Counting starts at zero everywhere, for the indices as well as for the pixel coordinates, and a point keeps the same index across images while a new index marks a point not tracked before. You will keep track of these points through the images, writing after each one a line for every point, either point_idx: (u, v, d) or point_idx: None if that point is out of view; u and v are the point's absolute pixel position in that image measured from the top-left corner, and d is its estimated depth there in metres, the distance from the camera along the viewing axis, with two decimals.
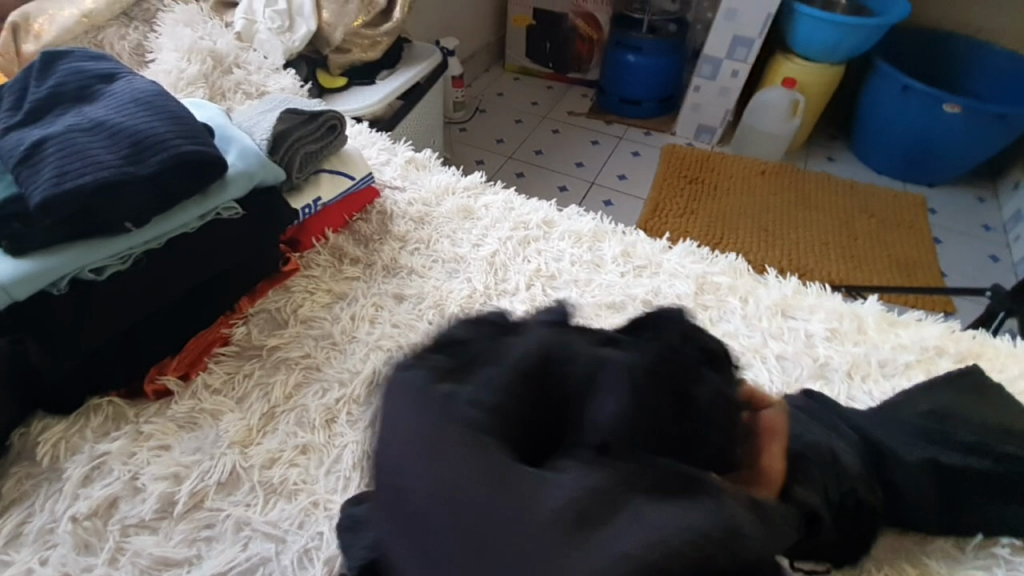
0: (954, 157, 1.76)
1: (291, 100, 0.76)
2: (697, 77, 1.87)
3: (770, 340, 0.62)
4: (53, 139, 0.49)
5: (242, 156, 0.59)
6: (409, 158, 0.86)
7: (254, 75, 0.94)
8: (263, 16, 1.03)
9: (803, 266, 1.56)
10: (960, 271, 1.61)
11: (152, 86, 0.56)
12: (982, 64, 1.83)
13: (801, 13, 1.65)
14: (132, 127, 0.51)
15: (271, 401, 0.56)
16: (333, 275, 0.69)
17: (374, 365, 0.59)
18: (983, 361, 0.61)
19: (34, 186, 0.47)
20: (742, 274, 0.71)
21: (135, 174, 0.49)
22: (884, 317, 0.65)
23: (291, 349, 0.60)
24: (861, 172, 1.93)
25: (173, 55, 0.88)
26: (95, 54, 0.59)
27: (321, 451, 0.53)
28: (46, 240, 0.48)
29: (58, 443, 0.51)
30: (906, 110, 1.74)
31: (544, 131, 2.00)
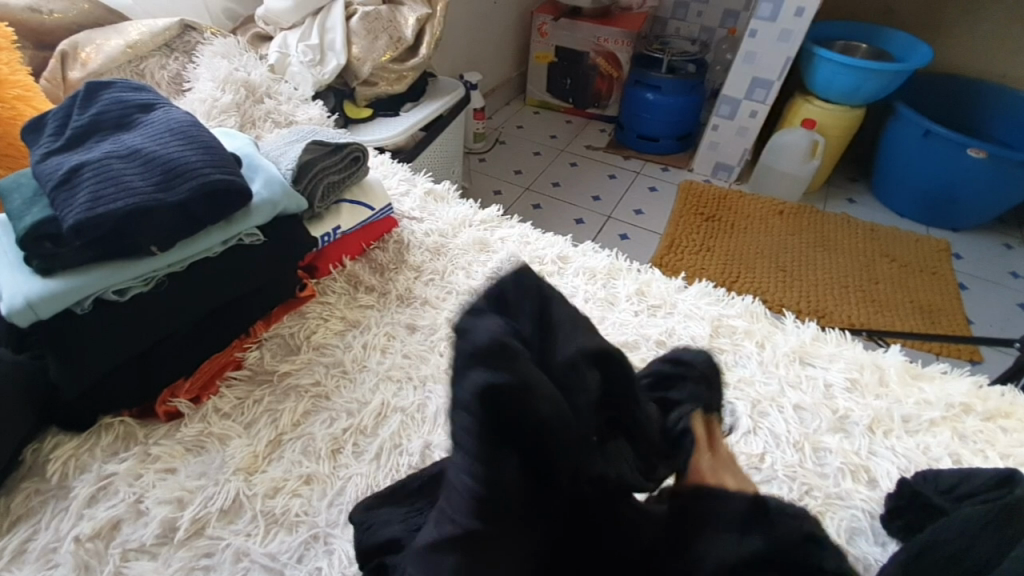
0: (978, 203, 1.74)
1: (319, 131, 0.78)
2: (715, 116, 1.89)
3: (788, 389, 0.61)
4: (90, 165, 0.51)
5: (267, 183, 0.61)
6: (428, 190, 0.88)
7: (284, 105, 0.98)
8: (296, 50, 1.08)
9: (821, 308, 1.54)
10: (986, 320, 1.57)
11: (187, 117, 0.58)
12: (1007, 111, 1.82)
13: (821, 56, 1.67)
14: (165, 156, 0.53)
15: (279, 428, 0.56)
16: (348, 303, 0.69)
17: (384, 397, 0.59)
18: (1012, 421, 0.58)
19: (67, 209, 0.48)
20: (759, 318, 0.70)
21: (164, 200, 0.51)
22: (906, 370, 0.64)
23: (302, 376, 0.61)
24: (882, 215, 1.91)
25: (209, 84, 0.92)
26: (136, 85, 0.62)
27: (324, 482, 0.53)
28: (75, 261, 0.50)
29: (68, 461, 0.51)
30: (928, 154, 1.73)
31: (562, 164, 2.02)
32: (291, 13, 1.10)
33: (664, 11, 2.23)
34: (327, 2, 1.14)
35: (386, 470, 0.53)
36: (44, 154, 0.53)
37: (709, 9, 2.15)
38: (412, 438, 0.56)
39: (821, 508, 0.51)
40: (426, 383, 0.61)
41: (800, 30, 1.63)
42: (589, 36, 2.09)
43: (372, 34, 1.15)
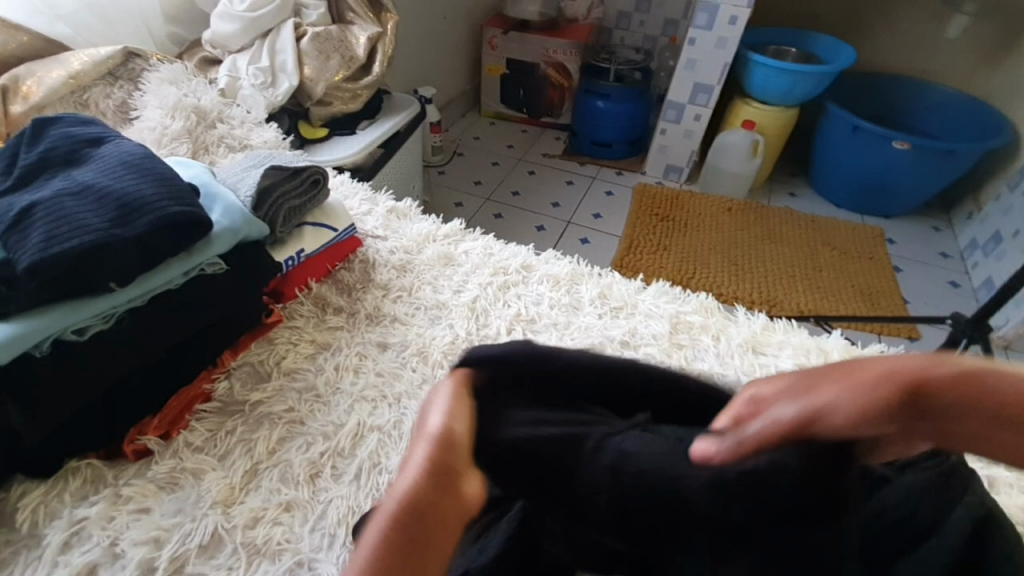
0: (905, 190, 1.87)
1: (276, 156, 0.78)
2: (662, 120, 1.96)
3: (744, 378, 0.65)
4: (41, 204, 0.50)
5: (226, 212, 0.61)
6: (390, 207, 0.89)
7: (237, 129, 0.97)
8: (247, 73, 1.07)
9: (773, 298, 1.62)
10: (923, 299, 1.69)
11: (141, 149, 0.58)
12: (924, 105, 1.98)
13: (755, 61, 1.76)
14: (120, 190, 0.52)
15: (254, 457, 0.56)
16: (316, 325, 0.70)
17: (359, 417, 0.60)
18: None
19: (21, 251, 0.47)
20: (713, 312, 0.74)
21: (123, 235, 0.50)
22: (849, 351, 0.69)
23: (274, 404, 0.60)
24: (822, 206, 2.03)
25: (157, 112, 0.90)
26: (84, 118, 0.61)
27: (305, 508, 0.53)
28: (29, 303, 0.48)
29: (36, 509, 0.50)
30: (859, 148, 1.85)
31: (519, 173, 2.06)
32: (240, 36, 1.09)
33: (608, 22, 2.31)
34: (275, 25, 1.13)
35: (366, 490, 0.54)
36: None
37: (650, 18, 2.24)
38: (391, 456, 0.57)
39: None
40: (401, 399, 0.62)
41: (735, 37, 1.72)
42: (538, 47, 2.13)
43: (323, 55, 1.15)
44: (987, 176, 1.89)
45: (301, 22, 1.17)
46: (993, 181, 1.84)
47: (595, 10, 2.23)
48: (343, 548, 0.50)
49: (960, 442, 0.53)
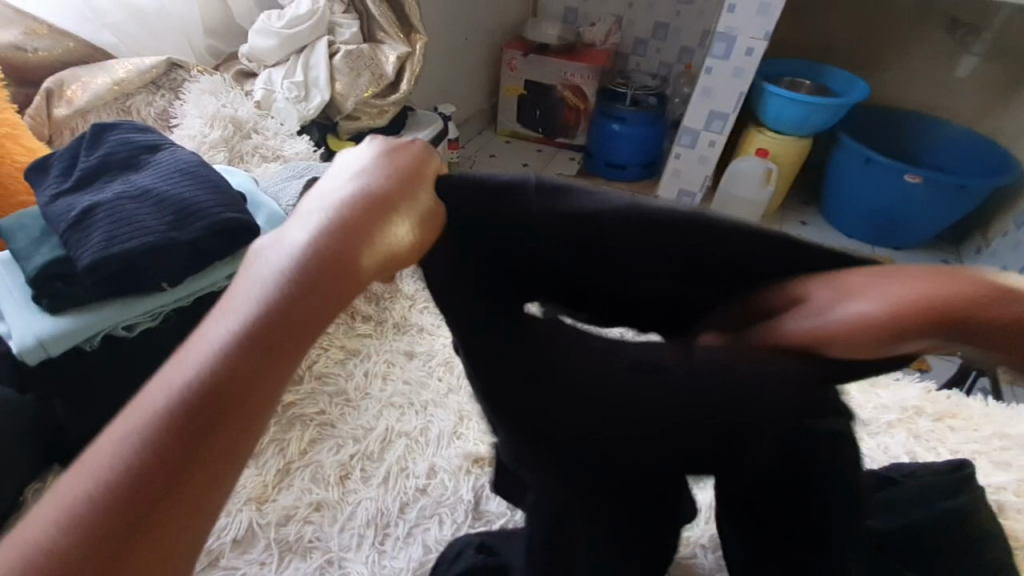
0: (915, 223, 1.89)
1: (313, 167, 0.81)
2: (677, 145, 1.99)
3: None
4: (102, 206, 0.52)
5: (270, 221, 0.63)
6: None
7: (271, 140, 1.01)
8: (281, 87, 1.11)
9: None
10: None
11: (195, 158, 0.61)
12: (935, 140, 2.01)
13: (771, 92, 1.80)
14: (175, 195, 0.55)
15: (286, 457, 0.57)
16: (346, 332, 0.71)
17: (388, 422, 0.62)
18: (957, 420, 0.66)
19: (83, 249, 0.50)
20: None
21: (179, 239, 0.53)
22: (866, 378, 0.70)
23: (306, 406, 0.62)
24: (832, 235, 2.05)
25: (197, 121, 0.94)
26: (141, 125, 0.64)
27: (334, 508, 0.54)
28: (85, 299, 0.51)
29: None
30: (871, 180, 1.87)
31: None
32: (275, 51, 1.13)
33: (625, 48, 2.36)
34: (311, 41, 1.17)
35: (394, 493, 0.56)
36: (54, 196, 0.54)
37: (666, 46, 2.30)
38: (418, 461, 0.59)
39: None
40: (427, 407, 0.64)
41: (751, 67, 1.75)
42: (557, 70, 2.19)
43: (354, 71, 1.19)
44: (997, 212, 1.91)
45: (335, 39, 1.21)
46: (1002, 218, 1.86)
47: (613, 36, 2.28)
48: (372, 548, 0.52)
49: (974, 468, 0.55)
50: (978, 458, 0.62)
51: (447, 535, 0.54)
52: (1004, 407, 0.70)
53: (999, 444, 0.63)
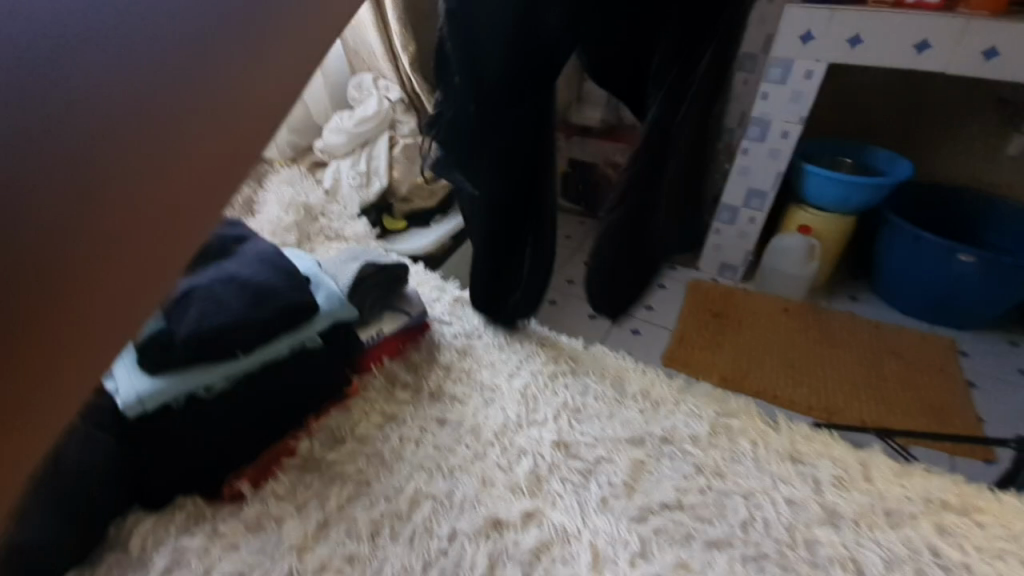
0: (975, 304, 1.81)
1: (367, 249, 0.93)
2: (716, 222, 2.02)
3: (780, 484, 0.69)
4: (198, 288, 0.63)
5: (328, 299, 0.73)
6: (456, 296, 1.01)
7: (335, 222, 1.16)
8: (348, 175, 1.29)
9: (831, 404, 1.58)
10: (1000, 417, 1.60)
11: (272, 247, 0.73)
12: (992, 216, 1.95)
13: (810, 172, 1.82)
14: (255, 280, 0.66)
15: (325, 512, 0.64)
16: (387, 398, 0.80)
17: (416, 484, 0.68)
18: (990, 518, 0.64)
19: (181, 323, 0.61)
20: (751, 416, 0.79)
21: (254, 316, 0.63)
22: (890, 469, 0.71)
23: (347, 465, 0.70)
24: (885, 312, 1.99)
25: (275, 208, 1.11)
26: (231, 220, 0.77)
27: (364, 561, 0.60)
28: (176, 364, 0.61)
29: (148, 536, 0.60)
30: (922, 257, 1.83)
31: (574, 263, 2.17)
32: (344, 146, 1.31)
33: None
34: (374, 136, 1.35)
35: (417, 552, 0.62)
36: None
37: None
38: (441, 524, 0.64)
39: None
40: (454, 471, 0.70)
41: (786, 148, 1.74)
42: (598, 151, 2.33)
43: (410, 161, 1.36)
44: None
45: (395, 134, 1.38)
46: None
47: None
48: None
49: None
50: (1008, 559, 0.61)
51: None
52: None
53: None
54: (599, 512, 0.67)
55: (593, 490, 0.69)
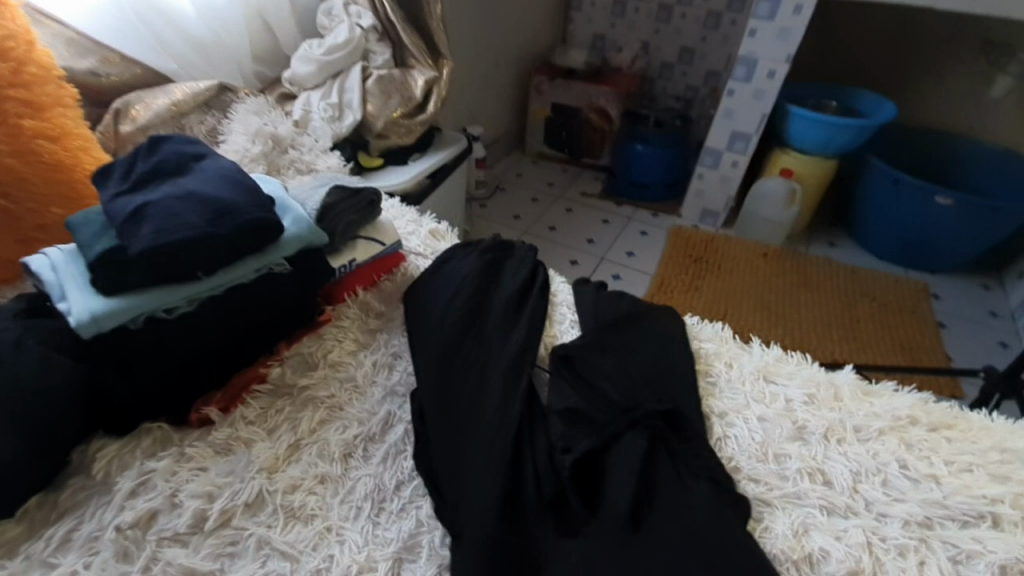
0: (949, 247, 1.84)
1: (338, 178, 0.89)
2: (699, 166, 2.01)
3: (752, 403, 0.70)
4: (153, 204, 0.60)
5: (296, 222, 0.70)
6: (432, 230, 0.98)
7: (306, 155, 1.11)
8: (318, 107, 1.21)
9: (806, 344, 1.63)
10: (966, 356, 1.65)
11: (234, 167, 0.69)
12: (971, 161, 1.95)
13: (794, 114, 1.80)
14: (215, 197, 0.63)
15: (298, 433, 0.63)
16: (360, 326, 0.78)
17: (390, 408, 0.68)
18: (952, 431, 0.67)
19: (133, 238, 0.57)
20: (728, 341, 0.80)
21: (215, 233, 0.60)
22: (860, 388, 0.73)
23: (319, 389, 0.68)
24: (862, 257, 2.01)
25: (242, 138, 1.04)
26: (189, 138, 0.73)
27: (336, 482, 0.60)
28: (133, 283, 0.58)
29: (112, 460, 0.58)
30: (901, 202, 1.84)
31: (557, 210, 2.13)
32: (315, 76, 1.24)
33: (652, 72, 2.41)
34: (346, 67, 1.28)
35: (392, 471, 0.62)
36: (112, 196, 0.62)
37: (693, 70, 2.33)
38: (416, 445, 0.65)
39: (779, 505, 0.60)
40: None
41: (774, 89, 1.77)
42: (582, 94, 2.26)
43: (385, 95, 1.28)
44: None
45: (368, 65, 1.31)
46: None
47: (639, 61, 2.34)
48: (368, 520, 0.57)
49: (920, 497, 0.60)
50: (973, 469, 0.62)
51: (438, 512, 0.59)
52: (1010, 422, 0.70)
53: (998, 457, 0.63)
54: None
55: None
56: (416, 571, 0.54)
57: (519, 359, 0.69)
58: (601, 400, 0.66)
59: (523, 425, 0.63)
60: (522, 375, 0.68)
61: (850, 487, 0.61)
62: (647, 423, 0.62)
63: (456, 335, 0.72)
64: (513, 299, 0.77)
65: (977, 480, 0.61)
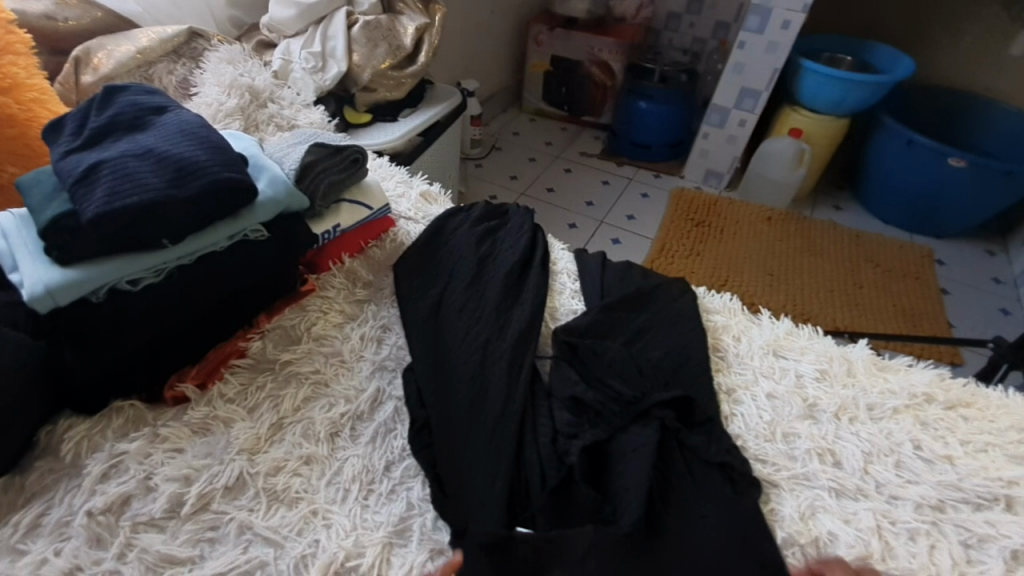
0: (958, 211, 1.79)
1: (320, 135, 0.82)
2: (704, 125, 1.92)
3: (761, 378, 0.67)
4: (108, 162, 0.54)
5: (271, 183, 0.64)
6: (423, 192, 0.92)
7: (286, 109, 1.02)
8: (299, 57, 1.12)
9: (807, 310, 1.59)
10: (968, 323, 1.62)
11: (199, 120, 0.62)
12: (986, 121, 1.87)
13: (807, 69, 1.71)
14: (177, 155, 0.57)
15: (280, 412, 0.60)
16: (346, 297, 0.73)
17: (379, 384, 0.64)
18: (970, 409, 0.64)
19: (87, 203, 0.52)
20: (736, 313, 0.76)
21: (179, 196, 0.54)
22: (874, 363, 0.69)
23: (302, 364, 0.64)
24: (867, 221, 1.96)
25: (215, 89, 0.96)
26: (150, 89, 0.66)
27: (323, 463, 0.57)
28: (90, 252, 0.53)
29: (81, 441, 0.54)
30: (912, 164, 1.77)
31: (556, 170, 2.05)
32: (295, 21, 1.14)
33: (657, 23, 2.27)
34: (329, 12, 1.18)
35: (381, 451, 0.59)
36: (64, 154, 0.56)
37: (700, 21, 2.20)
38: (406, 423, 0.61)
39: (787, 487, 0.57)
40: None
41: (787, 42, 1.68)
42: (583, 46, 2.13)
43: (372, 43, 1.19)
44: None
45: (353, 10, 1.21)
46: None
47: (644, 11, 2.20)
48: (356, 503, 0.54)
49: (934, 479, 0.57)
50: (991, 449, 0.60)
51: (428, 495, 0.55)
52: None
53: (1016, 437, 0.60)
54: None
55: None
56: (406, 556, 0.51)
57: (521, 343, 0.67)
58: (608, 389, 0.63)
59: (522, 412, 0.61)
60: (526, 360, 0.66)
61: (862, 468, 0.58)
62: (657, 415, 0.60)
63: (455, 316, 0.70)
64: (514, 280, 0.75)
65: (994, 462, 0.58)
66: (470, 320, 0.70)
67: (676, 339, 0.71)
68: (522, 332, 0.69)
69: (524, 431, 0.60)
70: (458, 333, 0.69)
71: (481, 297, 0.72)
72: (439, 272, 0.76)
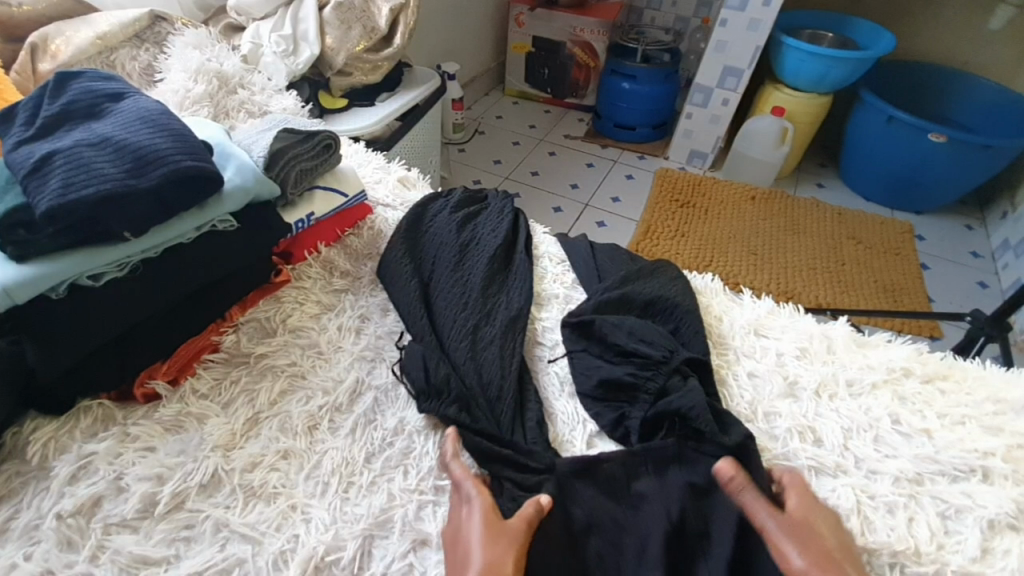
0: (937, 186, 1.80)
1: (291, 120, 0.79)
2: (688, 104, 1.91)
3: (743, 358, 0.67)
4: (61, 153, 0.52)
5: (238, 171, 0.62)
6: (401, 177, 0.90)
7: (257, 95, 0.99)
8: (269, 41, 1.08)
9: (791, 289, 1.60)
10: (947, 298, 1.65)
11: (158, 106, 0.60)
12: (965, 96, 1.88)
13: (789, 45, 1.69)
14: (135, 143, 0.54)
15: (256, 406, 0.59)
16: (323, 287, 0.72)
17: (358, 375, 0.63)
18: (947, 382, 0.64)
19: (39, 195, 0.49)
20: (718, 293, 0.76)
21: (137, 185, 0.52)
22: (854, 339, 0.69)
23: (278, 357, 0.63)
24: (850, 199, 1.97)
25: (181, 75, 0.93)
26: (105, 74, 0.63)
27: (301, 457, 0.56)
28: (46, 247, 0.50)
29: (48, 443, 0.53)
30: (894, 140, 1.77)
31: (540, 153, 2.03)
32: (263, 4, 1.11)
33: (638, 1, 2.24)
34: None
35: (361, 443, 0.57)
36: (15, 144, 0.54)
37: None
38: (386, 414, 0.60)
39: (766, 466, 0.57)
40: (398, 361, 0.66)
41: (768, 19, 1.66)
42: (565, 25, 2.08)
43: (345, 24, 1.15)
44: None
45: None
46: None
47: None
48: (335, 496, 0.53)
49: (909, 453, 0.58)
50: (967, 422, 0.60)
51: (407, 486, 0.54)
52: (1004, 370, 0.68)
53: (991, 408, 0.61)
54: (561, 397, 0.64)
55: (551, 373, 0.66)
56: (387, 548, 0.50)
57: (505, 331, 0.67)
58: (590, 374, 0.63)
59: (510, 398, 0.61)
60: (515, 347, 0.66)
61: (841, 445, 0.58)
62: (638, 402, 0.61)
63: (441, 305, 0.70)
64: (498, 265, 0.74)
65: (969, 434, 0.59)
66: (452, 306, 0.69)
67: (657, 322, 0.70)
68: (510, 318, 0.68)
69: (515, 420, 0.60)
70: (442, 322, 0.68)
71: (464, 283, 0.71)
72: (420, 258, 0.75)
